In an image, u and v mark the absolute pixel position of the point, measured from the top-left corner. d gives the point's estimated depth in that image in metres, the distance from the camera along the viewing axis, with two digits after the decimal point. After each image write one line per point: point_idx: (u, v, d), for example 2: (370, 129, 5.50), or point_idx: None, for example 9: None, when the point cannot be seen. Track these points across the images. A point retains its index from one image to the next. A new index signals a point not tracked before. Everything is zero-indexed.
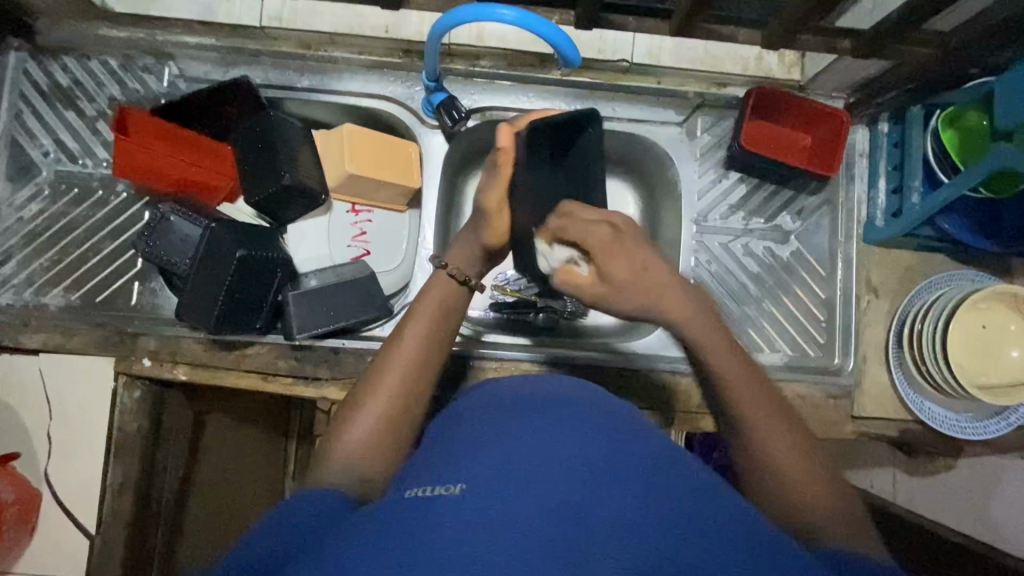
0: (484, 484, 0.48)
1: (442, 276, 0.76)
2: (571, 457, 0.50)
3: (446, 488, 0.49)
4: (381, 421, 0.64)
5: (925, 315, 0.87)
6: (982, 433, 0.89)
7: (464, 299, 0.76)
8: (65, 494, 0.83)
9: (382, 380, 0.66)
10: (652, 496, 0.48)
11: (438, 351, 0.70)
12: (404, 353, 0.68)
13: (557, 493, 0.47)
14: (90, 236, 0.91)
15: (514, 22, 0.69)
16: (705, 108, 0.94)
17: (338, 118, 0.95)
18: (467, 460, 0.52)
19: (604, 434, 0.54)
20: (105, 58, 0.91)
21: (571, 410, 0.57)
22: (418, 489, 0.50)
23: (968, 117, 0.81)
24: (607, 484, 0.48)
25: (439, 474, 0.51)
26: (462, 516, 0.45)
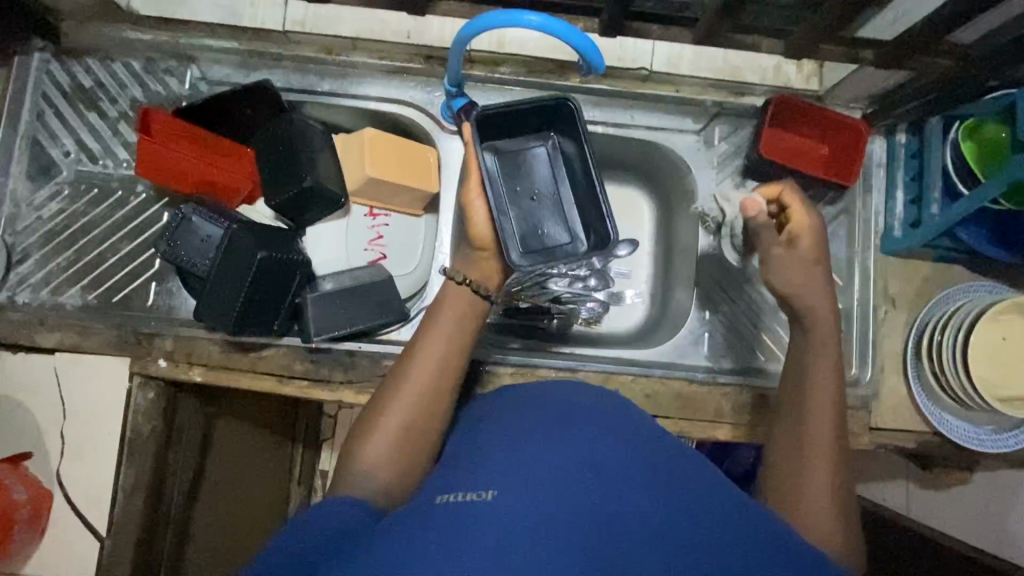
0: (517, 491, 0.47)
1: (452, 284, 0.74)
2: (603, 465, 0.50)
3: (475, 493, 0.48)
4: (404, 428, 0.64)
5: (945, 326, 0.87)
6: (1000, 446, 0.88)
7: (483, 309, 0.74)
8: (76, 495, 0.82)
9: (407, 386, 0.66)
10: (683, 507, 0.48)
11: (460, 358, 0.70)
12: (425, 360, 0.68)
13: (590, 501, 0.46)
14: (108, 236, 0.91)
15: (539, 28, 0.69)
16: (723, 116, 0.94)
17: (358, 122, 0.95)
18: (497, 466, 0.51)
19: (633, 445, 0.53)
20: (128, 60, 0.92)
21: (600, 420, 0.57)
22: (447, 494, 0.50)
23: (988, 129, 0.81)
24: (640, 494, 0.48)
25: (469, 479, 0.51)
26: (496, 523, 0.45)
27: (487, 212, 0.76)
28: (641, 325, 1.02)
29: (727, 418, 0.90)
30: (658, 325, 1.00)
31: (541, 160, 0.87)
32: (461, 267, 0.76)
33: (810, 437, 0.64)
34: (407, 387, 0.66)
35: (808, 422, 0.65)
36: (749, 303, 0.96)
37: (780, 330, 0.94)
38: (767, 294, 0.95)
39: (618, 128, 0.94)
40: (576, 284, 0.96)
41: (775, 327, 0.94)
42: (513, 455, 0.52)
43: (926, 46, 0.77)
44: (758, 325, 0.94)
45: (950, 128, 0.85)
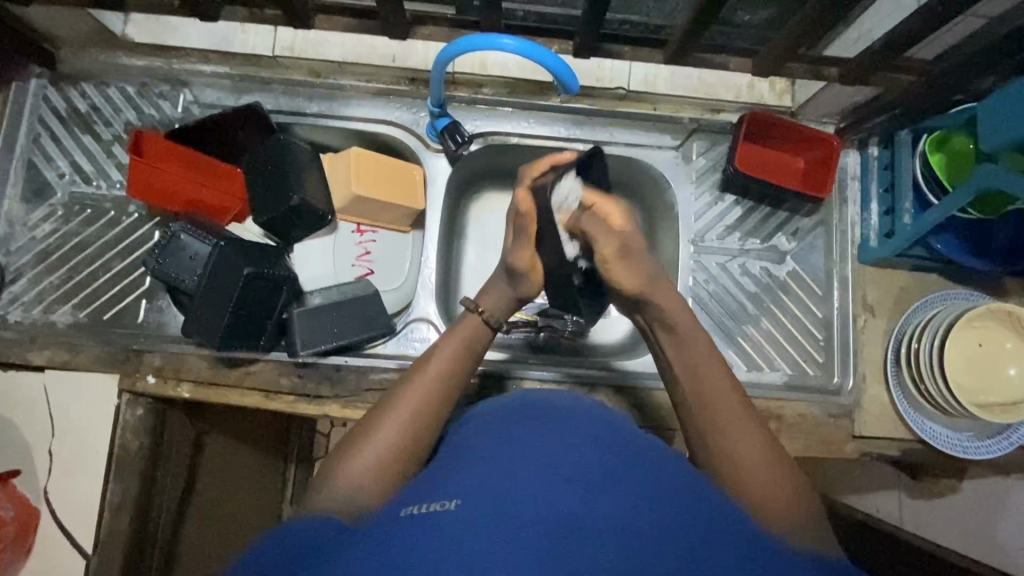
0: (480, 498, 0.48)
1: (474, 319, 0.74)
2: (571, 467, 0.51)
3: (442, 504, 0.48)
4: (394, 450, 0.63)
5: (922, 333, 0.88)
6: (984, 452, 0.89)
7: (488, 336, 0.75)
8: (63, 512, 0.83)
9: (399, 406, 0.65)
10: (653, 504, 0.49)
11: (458, 382, 0.70)
12: (426, 380, 0.68)
13: (554, 505, 0.47)
14: (100, 255, 0.92)
15: (515, 51, 0.72)
16: (700, 133, 0.97)
17: (346, 143, 0.98)
18: (463, 477, 0.52)
19: (603, 447, 0.55)
20: (123, 85, 0.95)
21: (575, 427, 0.57)
22: (415, 507, 0.50)
23: (956, 142, 0.84)
24: (610, 494, 0.49)
25: (435, 491, 0.51)
26: (460, 534, 0.45)
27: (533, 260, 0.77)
28: (629, 335, 1.03)
29: None
30: None
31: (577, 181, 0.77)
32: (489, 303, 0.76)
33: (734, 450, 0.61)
34: (402, 407, 0.65)
35: (720, 420, 0.63)
36: (733, 313, 0.96)
37: (762, 340, 0.95)
38: (749, 305, 0.96)
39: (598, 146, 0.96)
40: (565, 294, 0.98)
41: (757, 337, 0.96)
42: (480, 464, 0.53)
43: (889, 63, 0.80)
44: (746, 338, 0.95)
45: (918, 141, 0.87)
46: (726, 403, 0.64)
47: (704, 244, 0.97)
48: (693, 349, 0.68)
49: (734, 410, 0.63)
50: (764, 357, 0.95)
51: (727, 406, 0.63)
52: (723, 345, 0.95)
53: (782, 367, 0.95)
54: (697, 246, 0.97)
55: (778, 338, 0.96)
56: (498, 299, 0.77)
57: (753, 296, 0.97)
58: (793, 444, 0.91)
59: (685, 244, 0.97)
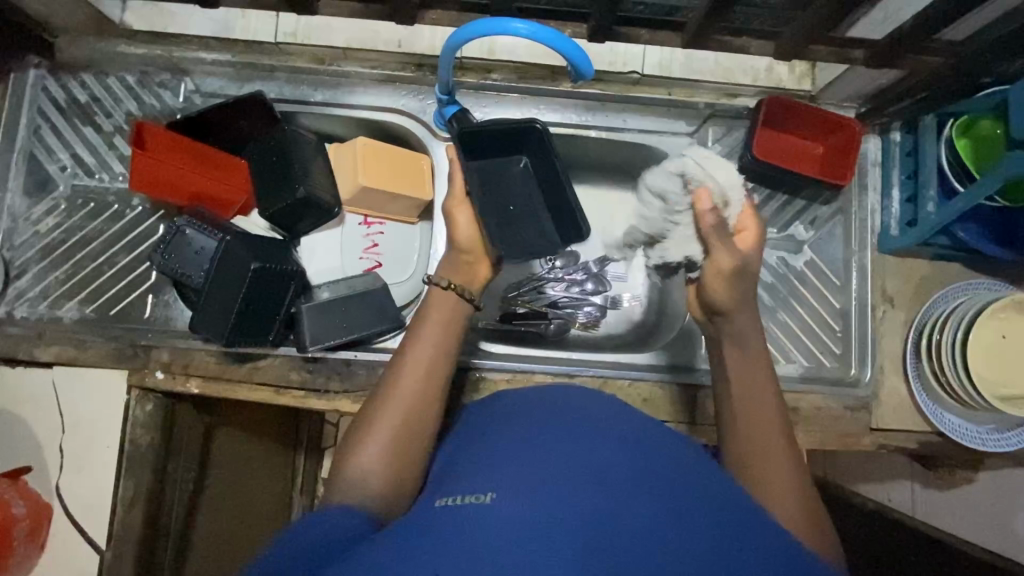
0: (515, 492, 0.47)
1: (437, 291, 0.73)
2: (607, 466, 0.49)
3: (476, 497, 0.47)
4: (395, 441, 0.62)
5: (944, 324, 0.86)
6: (1004, 445, 0.87)
7: (467, 312, 0.74)
8: (76, 508, 0.83)
9: (394, 395, 0.65)
10: (687, 510, 0.47)
11: (448, 364, 0.69)
12: (411, 371, 0.66)
13: (590, 501, 0.45)
14: (104, 250, 0.91)
15: (527, 36, 0.68)
16: (715, 119, 0.95)
17: (352, 132, 0.96)
18: (496, 468, 0.50)
19: (633, 441, 0.53)
20: (123, 74, 0.93)
21: (606, 422, 0.56)
22: (448, 499, 0.49)
23: (982, 126, 0.80)
24: (648, 498, 0.46)
25: (469, 482, 0.50)
26: (492, 527, 0.44)
27: (469, 218, 0.77)
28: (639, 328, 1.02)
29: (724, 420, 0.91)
30: (656, 327, 1.01)
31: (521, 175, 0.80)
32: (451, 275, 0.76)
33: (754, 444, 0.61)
34: (396, 395, 0.64)
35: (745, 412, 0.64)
36: None
37: (778, 332, 0.93)
38: (764, 295, 0.94)
39: (609, 132, 0.94)
40: (573, 287, 1.02)
41: (773, 329, 0.93)
42: (514, 457, 0.51)
43: (916, 44, 0.77)
44: (759, 329, 0.94)
45: (943, 125, 0.84)
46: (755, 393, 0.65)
47: None
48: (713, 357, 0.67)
49: (762, 409, 0.63)
50: (780, 350, 0.93)
51: (755, 403, 0.64)
52: None
53: (798, 359, 0.93)
54: None
55: (794, 330, 0.94)
56: (453, 271, 0.76)
57: (769, 287, 0.94)
58: (809, 438, 0.90)
59: None
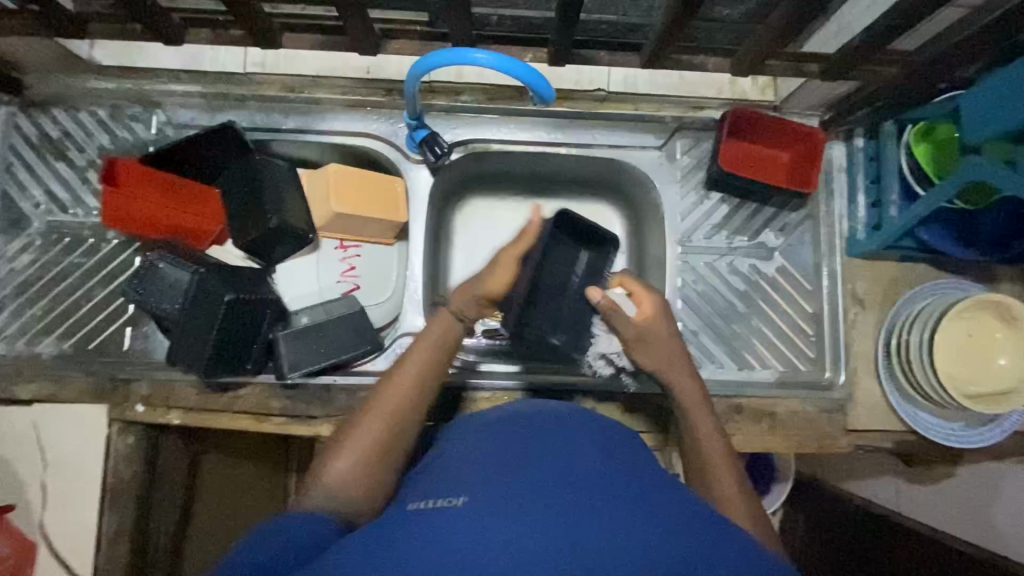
0: (487, 495, 0.48)
1: (443, 312, 0.75)
2: (575, 472, 0.50)
3: (448, 501, 0.48)
4: (371, 453, 0.63)
5: (911, 325, 0.88)
6: (976, 441, 0.89)
7: (459, 332, 0.75)
8: (60, 545, 0.83)
9: (376, 408, 0.66)
10: (655, 508, 0.48)
11: (433, 381, 0.70)
12: (397, 387, 0.67)
13: (558, 505, 0.46)
14: (82, 284, 0.91)
15: (487, 64, 0.69)
16: (683, 131, 0.96)
17: (325, 157, 0.97)
18: (471, 477, 0.51)
19: (604, 451, 0.54)
20: (94, 109, 0.93)
21: (582, 433, 0.57)
22: (420, 503, 0.49)
23: (941, 131, 0.82)
24: (615, 498, 0.48)
25: (442, 490, 0.51)
26: (462, 529, 0.44)
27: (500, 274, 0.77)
28: None
29: None
30: None
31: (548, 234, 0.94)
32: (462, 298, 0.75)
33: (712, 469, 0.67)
34: (379, 408, 0.66)
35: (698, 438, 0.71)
36: (723, 312, 0.96)
37: (753, 339, 0.95)
38: (738, 303, 0.96)
39: (579, 148, 0.96)
40: None
41: (748, 336, 0.95)
42: (488, 464, 0.52)
43: (870, 55, 0.79)
44: (735, 336, 0.95)
45: (902, 131, 0.86)
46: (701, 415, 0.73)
47: (691, 244, 0.97)
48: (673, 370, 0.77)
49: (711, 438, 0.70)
50: (756, 356, 0.95)
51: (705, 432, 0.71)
52: (710, 342, 0.95)
53: (774, 364, 0.94)
54: (684, 246, 0.97)
55: (768, 336, 0.95)
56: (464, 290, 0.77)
57: (743, 294, 0.96)
58: (786, 442, 0.92)
59: (671, 245, 0.97)
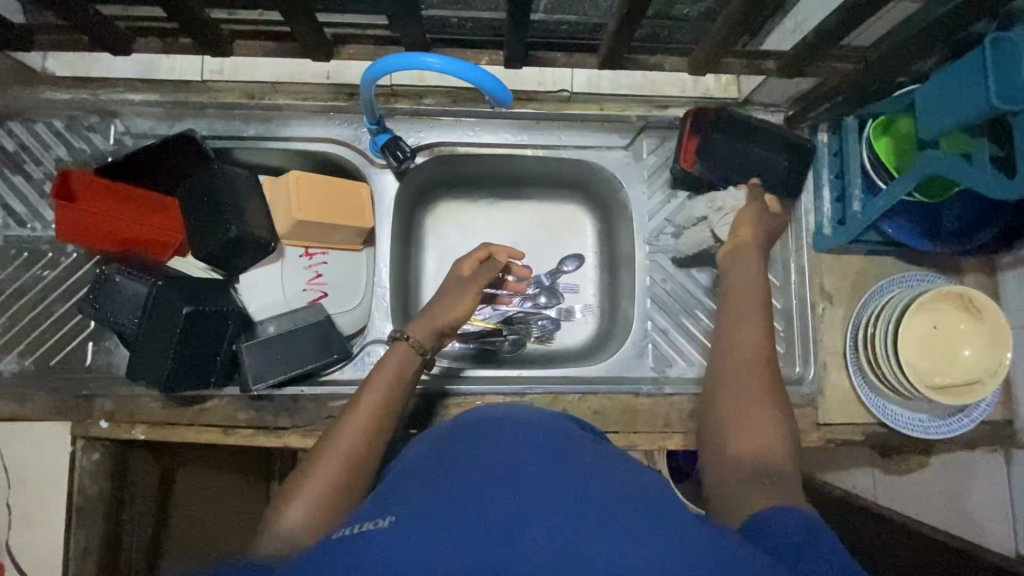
0: (415, 513, 0.46)
1: (401, 346, 0.77)
2: (513, 476, 0.49)
3: (374, 522, 0.46)
4: (328, 490, 0.62)
5: (877, 318, 0.88)
6: (945, 432, 0.90)
7: (416, 364, 0.78)
8: (25, 565, 0.81)
9: (333, 446, 0.66)
10: (591, 505, 0.46)
11: (391, 415, 0.71)
12: (353, 424, 0.68)
13: (492, 514, 0.45)
14: (42, 299, 0.90)
15: (441, 69, 0.69)
16: (649, 130, 0.96)
17: (289, 164, 0.96)
18: (406, 497, 0.49)
19: (547, 454, 0.53)
20: (50, 120, 0.92)
21: (526, 435, 0.56)
22: (347, 528, 0.47)
23: (901, 124, 0.82)
24: (551, 501, 0.46)
25: (374, 511, 0.49)
26: (387, 551, 0.42)
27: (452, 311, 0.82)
28: (593, 337, 1.03)
29: (675, 426, 0.92)
30: (609, 335, 1.01)
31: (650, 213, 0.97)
32: (418, 332, 0.79)
33: (742, 385, 0.65)
34: (336, 446, 0.66)
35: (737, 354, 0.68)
36: (693, 310, 0.96)
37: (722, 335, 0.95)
38: (706, 300, 0.96)
39: (545, 150, 0.96)
40: (527, 302, 1.01)
41: None
42: (425, 484, 0.50)
43: (827, 51, 0.79)
44: (704, 333, 0.95)
45: (864, 126, 0.86)
46: (748, 331, 0.69)
47: (659, 243, 0.97)
48: (738, 283, 0.74)
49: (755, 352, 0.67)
50: None
51: (751, 342, 0.68)
52: (681, 339, 0.95)
53: None
54: (652, 246, 0.97)
55: None
56: (423, 325, 0.80)
57: (712, 292, 0.96)
58: None
59: (639, 244, 0.97)
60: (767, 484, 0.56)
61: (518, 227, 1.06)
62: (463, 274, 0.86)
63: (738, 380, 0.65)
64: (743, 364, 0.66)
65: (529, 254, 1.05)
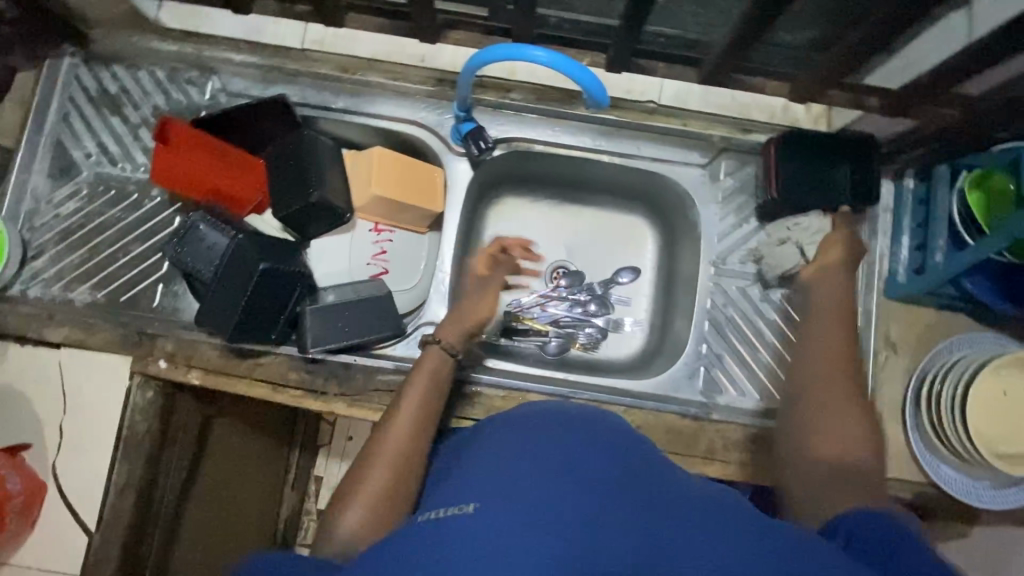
0: (498, 501, 0.46)
1: (432, 349, 0.79)
2: (592, 469, 0.49)
3: (459, 508, 0.47)
4: (381, 495, 0.66)
5: (945, 376, 0.85)
6: (998, 503, 0.86)
7: (452, 367, 0.79)
8: (70, 487, 0.84)
9: (379, 451, 0.69)
10: (671, 497, 0.48)
11: (432, 417, 0.73)
12: (396, 430, 0.71)
13: (579, 505, 0.45)
14: (121, 237, 0.93)
15: (545, 64, 0.69)
16: (729, 152, 0.95)
17: (370, 140, 0.98)
18: (484, 482, 0.49)
19: (615, 449, 0.53)
20: (153, 69, 0.95)
21: (593, 427, 0.56)
22: (430, 513, 0.48)
23: (995, 181, 0.79)
24: (634, 495, 0.47)
25: (452, 496, 0.49)
26: (478, 537, 0.43)
27: (477, 303, 0.83)
28: (642, 352, 1.02)
29: (719, 454, 0.90)
30: (658, 352, 1.00)
31: (715, 235, 0.96)
32: (447, 334, 0.80)
33: (827, 390, 0.73)
34: (381, 451, 0.69)
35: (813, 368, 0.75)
36: (750, 339, 0.94)
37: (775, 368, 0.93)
38: (766, 332, 0.94)
39: (623, 158, 0.95)
40: (576, 308, 1.01)
41: (772, 366, 0.93)
42: (500, 467, 0.51)
43: None
44: (757, 364, 0.93)
45: (956, 176, 0.83)
46: (827, 349, 0.76)
47: (725, 267, 0.95)
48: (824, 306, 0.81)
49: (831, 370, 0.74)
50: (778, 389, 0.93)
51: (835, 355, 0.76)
52: (734, 366, 0.93)
53: None
54: (717, 269, 0.95)
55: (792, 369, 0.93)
56: (452, 326, 0.81)
57: (771, 324, 0.94)
58: None
59: (704, 265, 0.96)
60: (847, 485, 0.65)
61: (580, 233, 1.05)
62: (479, 272, 0.85)
63: (811, 389, 0.74)
64: (819, 377, 0.74)
65: (587, 261, 1.05)
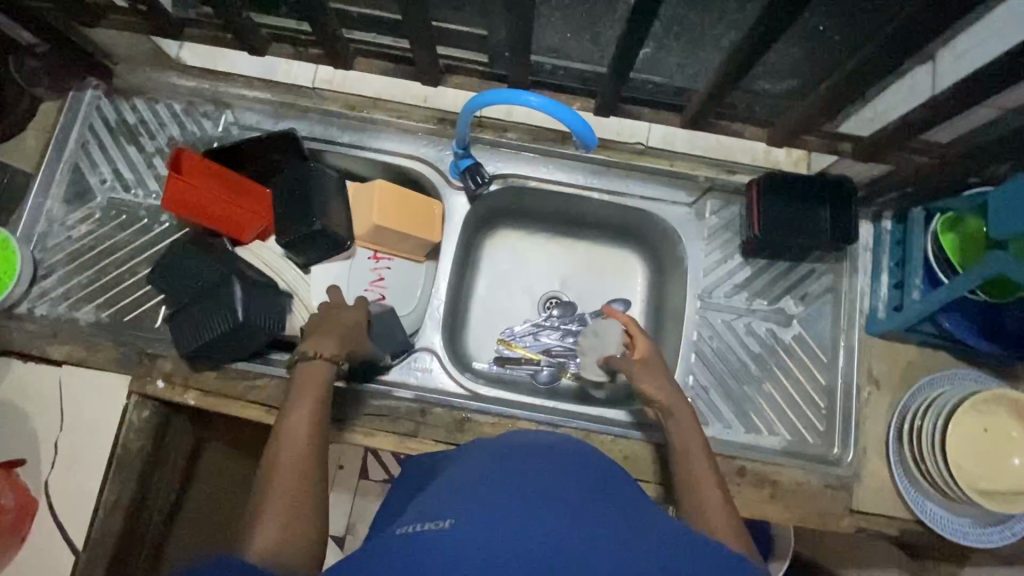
0: (474, 517, 0.47)
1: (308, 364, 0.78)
2: (565, 498, 0.51)
3: (436, 523, 0.48)
4: (290, 509, 0.62)
5: (926, 411, 0.87)
6: (983, 541, 0.86)
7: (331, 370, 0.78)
8: (59, 505, 0.84)
9: (279, 465, 0.66)
10: (636, 521, 0.50)
11: (322, 419, 0.72)
12: (291, 441, 0.68)
13: (553, 526, 0.47)
14: (129, 259, 0.97)
15: (538, 107, 0.74)
16: (714, 192, 1.00)
17: (374, 173, 1.02)
18: (462, 499, 0.51)
19: (580, 479, 0.55)
20: (171, 102, 1.01)
21: (565, 461, 0.58)
22: (408, 526, 0.49)
23: (969, 224, 0.83)
24: (600, 516, 0.50)
25: (432, 513, 0.50)
26: (454, 552, 0.44)
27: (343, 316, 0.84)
28: None
29: None
30: None
31: (700, 269, 0.99)
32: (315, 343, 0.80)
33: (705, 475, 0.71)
34: (280, 465, 0.66)
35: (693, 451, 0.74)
36: (735, 372, 0.96)
37: (761, 400, 0.95)
38: (751, 366, 0.96)
39: (613, 195, 1.00)
40: (568, 337, 1.03)
41: (756, 398, 0.95)
42: (475, 488, 0.52)
43: (902, 142, 0.83)
44: (743, 397, 0.95)
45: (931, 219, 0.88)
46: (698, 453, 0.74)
47: (711, 300, 0.98)
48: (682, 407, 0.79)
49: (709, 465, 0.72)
50: (764, 421, 0.95)
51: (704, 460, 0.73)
52: (719, 400, 0.95)
53: (782, 432, 0.94)
54: (703, 301, 0.98)
55: (778, 402, 0.95)
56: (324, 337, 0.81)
57: (756, 357, 0.97)
58: (787, 513, 0.90)
59: (691, 297, 0.98)
60: None
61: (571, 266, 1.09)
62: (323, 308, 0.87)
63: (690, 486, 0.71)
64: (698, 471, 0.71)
65: (578, 292, 1.09)
